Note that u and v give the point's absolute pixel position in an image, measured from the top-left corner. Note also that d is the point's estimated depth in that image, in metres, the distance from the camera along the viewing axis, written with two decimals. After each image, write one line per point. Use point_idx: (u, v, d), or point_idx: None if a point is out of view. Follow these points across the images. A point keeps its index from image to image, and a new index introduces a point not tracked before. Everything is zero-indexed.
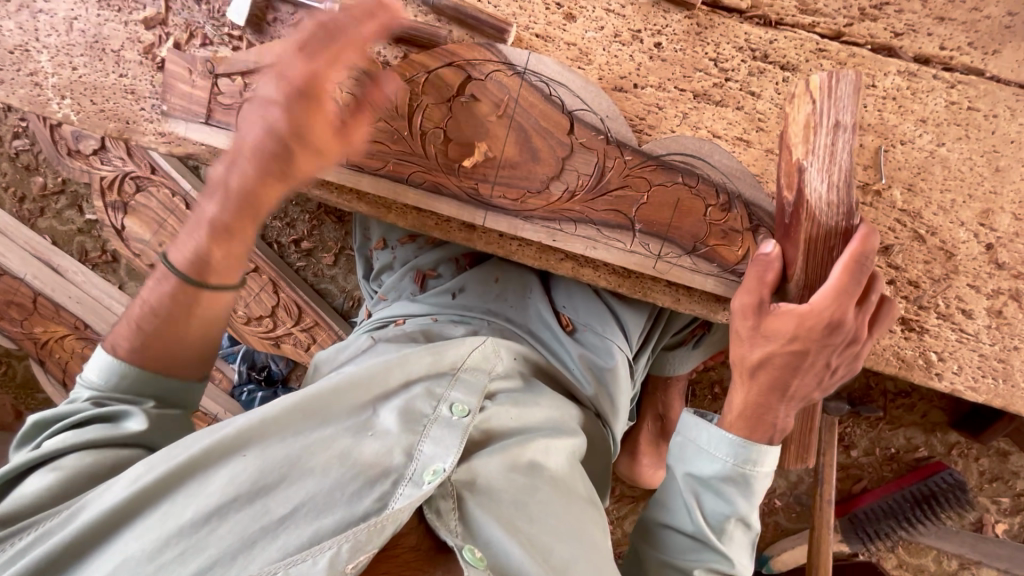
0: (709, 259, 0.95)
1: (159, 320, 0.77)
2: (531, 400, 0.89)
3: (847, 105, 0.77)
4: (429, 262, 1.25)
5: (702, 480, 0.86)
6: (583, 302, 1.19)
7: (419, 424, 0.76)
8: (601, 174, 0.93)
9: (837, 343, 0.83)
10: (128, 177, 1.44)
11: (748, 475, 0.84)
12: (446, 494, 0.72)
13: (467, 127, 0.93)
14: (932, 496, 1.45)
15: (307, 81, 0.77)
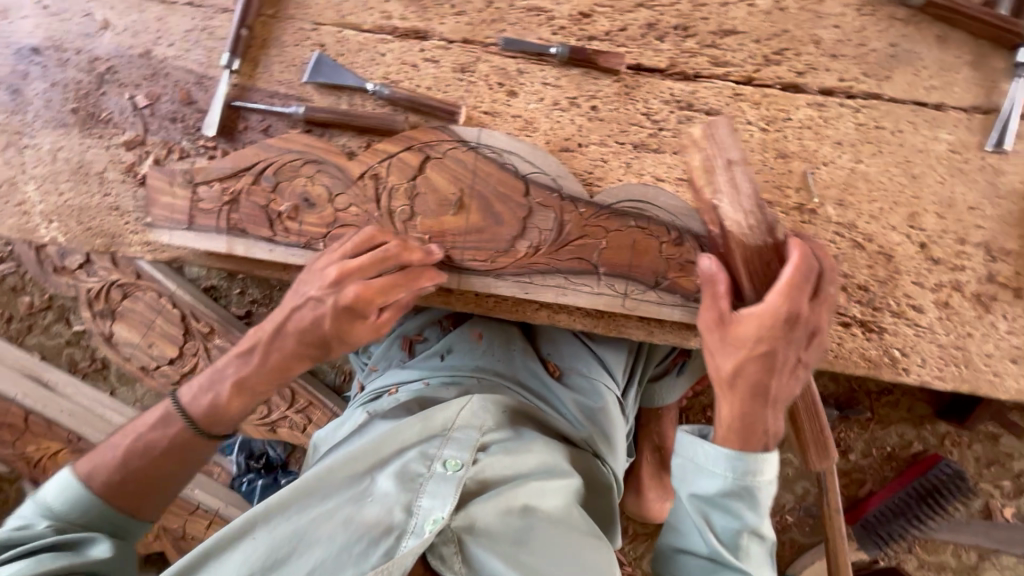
0: (673, 291, 1.02)
1: (151, 457, 0.91)
2: (521, 444, 0.93)
3: (729, 147, 0.90)
4: (416, 327, 1.33)
5: (705, 499, 0.88)
6: (566, 347, 1.25)
7: (415, 482, 0.84)
8: (560, 227, 1.01)
9: (799, 337, 0.87)
10: (114, 285, 1.48)
11: (751, 486, 0.86)
12: (448, 540, 0.81)
13: (432, 201, 1.01)
14: (934, 489, 1.48)
15: (339, 285, 0.94)
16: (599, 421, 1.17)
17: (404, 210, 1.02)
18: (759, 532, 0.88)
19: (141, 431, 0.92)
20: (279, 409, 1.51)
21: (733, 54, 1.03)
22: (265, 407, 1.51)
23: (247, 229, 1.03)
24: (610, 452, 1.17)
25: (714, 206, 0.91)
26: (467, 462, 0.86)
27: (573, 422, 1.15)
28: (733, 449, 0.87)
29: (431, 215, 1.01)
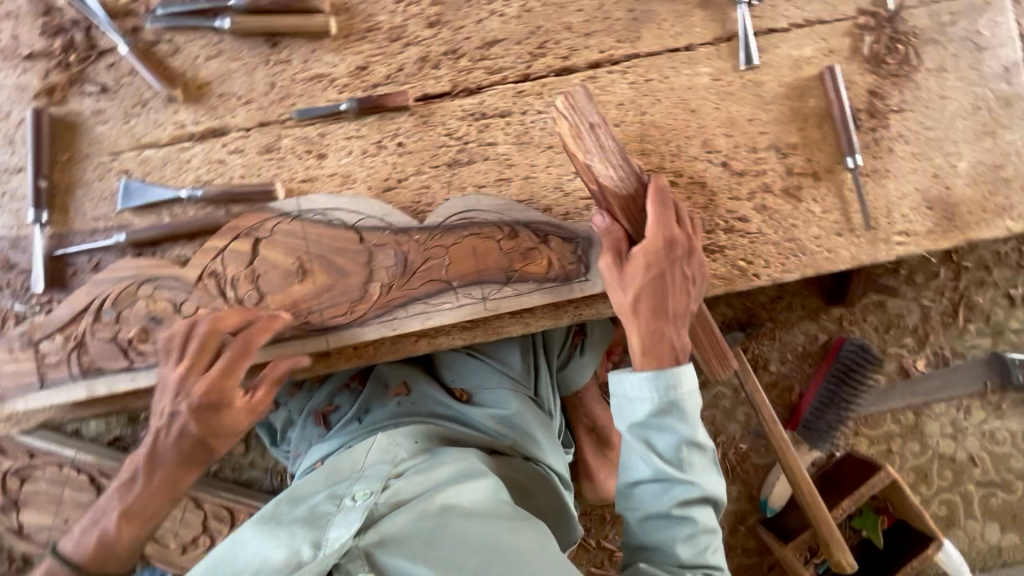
0: (526, 280, 1.08)
1: None
2: (432, 459, 0.99)
3: (589, 109, 0.95)
4: (324, 400, 1.32)
5: (642, 425, 0.92)
6: (468, 367, 1.28)
7: (324, 519, 0.86)
8: (404, 259, 1.06)
9: (680, 257, 0.97)
10: (10, 473, 1.41)
11: (675, 399, 0.91)
12: (354, 557, 0.81)
13: (276, 277, 1.04)
14: (849, 369, 1.58)
15: (185, 386, 0.94)
16: (517, 422, 1.20)
17: (252, 294, 1.04)
18: (698, 442, 0.92)
19: None
20: (223, 533, 1.45)
21: (503, 60, 1.14)
22: (207, 537, 1.45)
23: (103, 367, 1.02)
24: (537, 448, 1.20)
25: (587, 166, 0.96)
26: (376, 491, 0.89)
27: (493, 432, 1.18)
28: (654, 370, 0.92)
29: (278, 290, 1.04)
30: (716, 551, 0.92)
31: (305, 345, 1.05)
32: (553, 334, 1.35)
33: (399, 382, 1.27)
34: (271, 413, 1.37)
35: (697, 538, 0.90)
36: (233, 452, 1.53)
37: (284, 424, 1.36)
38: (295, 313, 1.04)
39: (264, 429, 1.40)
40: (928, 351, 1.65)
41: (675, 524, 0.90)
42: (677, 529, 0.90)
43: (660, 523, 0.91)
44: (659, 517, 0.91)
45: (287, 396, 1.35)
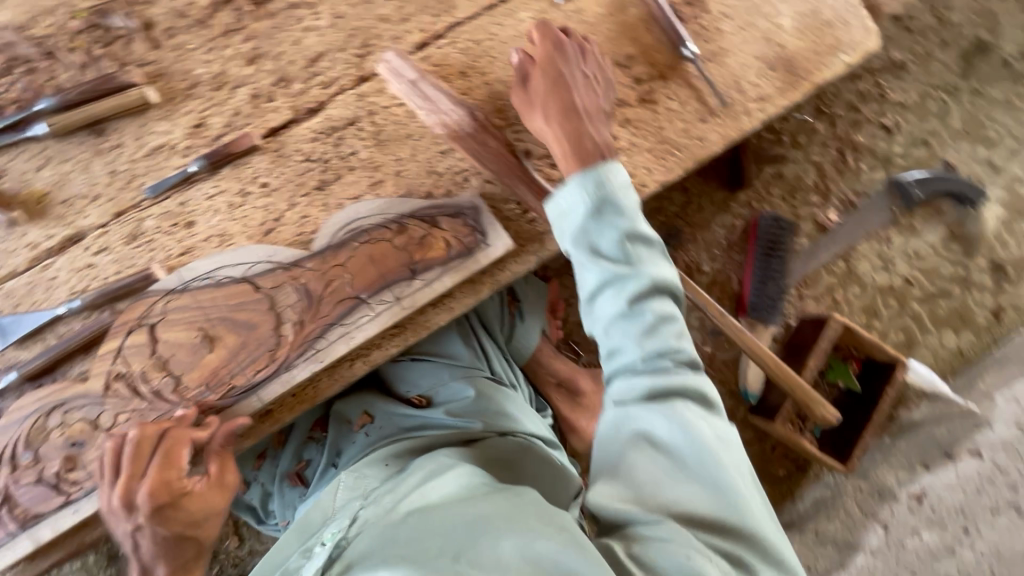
0: (431, 266, 1.08)
1: None
2: (394, 480, 0.99)
3: (406, 67, 1.12)
4: (293, 459, 1.27)
5: (584, 228, 0.89)
6: (420, 373, 1.27)
7: (297, 571, 0.86)
8: (307, 291, 1.04)
9: (574, 60, 1.08)
10: None
11: (609, 194, 0.89)
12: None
13: (184, 354, 1.01)
14: (771, 241, 1.67)
15: (135, 501, 0.91)
16: (483, 405, 1.20)
17: (166, 380, 1.00)
18: (639, 234, 0.88)
19: None
20: None
21: (333, 71, 1.14)
22: None
23: (38, 510, 0.96)
24: (509, 422, 1.20)
25: (422, 121, 1.13)
26: (343, 529, 0.89)
27: (462, 423, 1.17)
28: (586, 173, 0.90)
29: (192, 366, 1.01)
30: (685, 349, 0.85)
31: (239, 411, 1.01)
32: (488, 312, 1.35)
33: (359, 413, 1.25)
34: (245, 493, 1.31)
35: (661, 331, 0.84)
36: (228, 548, 1.47)
37: (262, 499, 1.31)
38: (217, 382, 1.01)
39: (245, 511, 1.34)
40: (834, 201, 1.75)
41: (634, 322, 0.84)
42: (636, 327, 0.84)
43: (621, 326, 0.85)
44: (620, 320, 0.85)
45: (254, 470, 1.30)
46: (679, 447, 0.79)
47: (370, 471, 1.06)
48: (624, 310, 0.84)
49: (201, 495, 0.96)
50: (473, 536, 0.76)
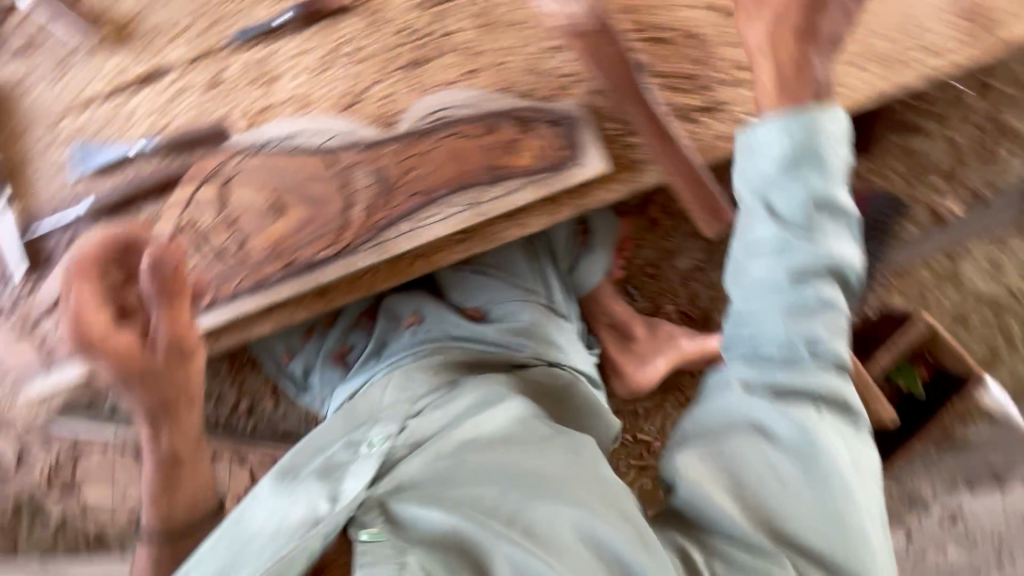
0: (515, 174, 0.99)
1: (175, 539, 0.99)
2: (439, 395, 0.97)
3: None
4: (337, 341, 1.30)
5: (773, 178, 0.75)
6: (475, 286, 1.24)
7: (338, 471, 0.82)
8: (382, 175, 0.99)
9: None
10: (61, 459, 1.47)
11: (818, 137, 0.74)
12: (370, 508, 0.79)
13: (251, 217, 0.99)
14: (874, 220, 1.50)
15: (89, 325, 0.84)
16: (535, 331, 1.17)
17: (230, 241, 0.99)
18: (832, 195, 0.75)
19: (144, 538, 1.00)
20: None
21: None
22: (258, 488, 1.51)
23: None
24: (557, 354, 1.16)
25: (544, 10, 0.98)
26: (393, 433, 0.87)
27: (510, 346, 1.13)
28: (786, 113, 0.75)
29: (257, 231, 0.99)
30: (830, 343, 0.75)
31: (295, 285, 0.99)
32: (557, 235, 1.28)
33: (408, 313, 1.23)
34: (289, 363, 1.36)
35: (811, 320, 0.74)
36: (263, 409, 1.54)
37: (302, 372, 1.35)
38: (278, 251, 0.98)
39: (285, 379, 1.38)
40: (959, 189, 1.54)
41: (788, 298, 0.74)
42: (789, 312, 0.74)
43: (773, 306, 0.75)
44: (774, 293, 0.75)
45: (301, 344, 1.34)
46: (802, 469, 0.74)
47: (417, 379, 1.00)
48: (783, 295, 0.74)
49: (171, 313, 0.88)
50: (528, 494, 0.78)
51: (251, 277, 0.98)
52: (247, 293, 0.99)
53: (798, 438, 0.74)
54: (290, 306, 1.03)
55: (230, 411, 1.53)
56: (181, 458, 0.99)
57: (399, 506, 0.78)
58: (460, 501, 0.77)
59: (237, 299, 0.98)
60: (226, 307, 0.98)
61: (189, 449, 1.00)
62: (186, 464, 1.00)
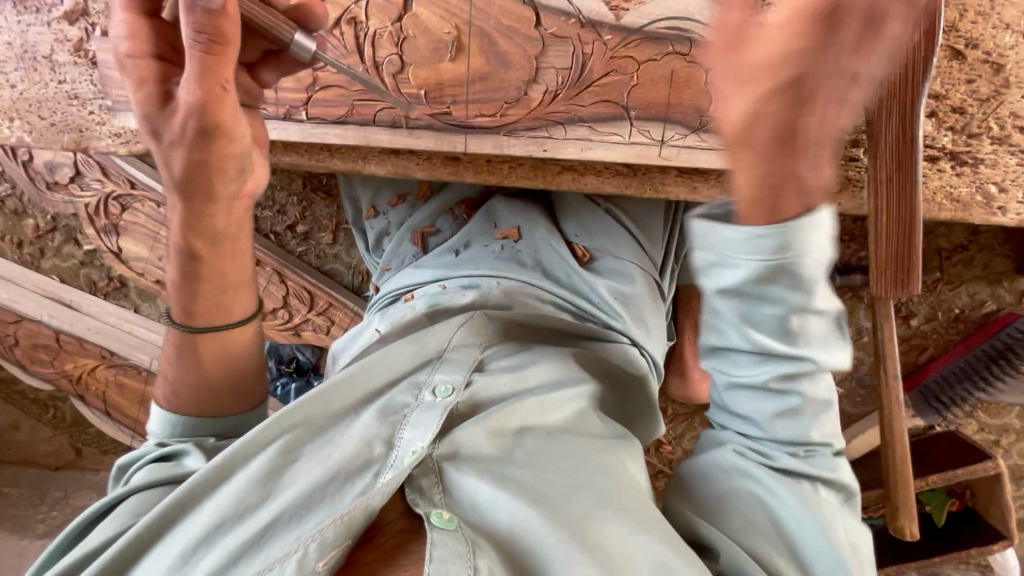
0: (720, 132, 0.85)
1: (196, 388, 0.82)
2: (508, 359, 0.89)
3: None
4: (425, 220, 1.19)
5: (733, 292, 0.56)
6: (594, 230, 1.09)
7: (398, 415, 0.78)
8: (581, 64, 0.83)
9: None
10: (111, 198, 1.41)
11: (783, 265, 0.52)
12: (428, 471, 0.72)
13: (422, 43, 0.84)
14: (1008, 350, 1.32)
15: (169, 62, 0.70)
16: (636, 305, 1.05)
17: (393, 60, 0.85)
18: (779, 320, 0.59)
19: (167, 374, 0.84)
20: (302, 312, 1.48)
21: None
22: (287, 311, 1.49)
23: None
24: (648, 338, 1.04)
25: None
26: (458, 386, 0.81)
27: (609, 313, 1.01)
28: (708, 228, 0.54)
29: (425, 64, 0.85)
30: (826, 435, 0.67)
31: (438, 142, 0.89)
32: None
33: (509, 226, 1.10)
34: (367, 221, 1.27)
35: (803, 417, 0.65)
36: (320, 240, 1.47)
37: (377, 233, 1.25)
38: (435, 97, 0.86)
39: (359, 232, 1.31)
40: None
41: (774, 398, 0.65)
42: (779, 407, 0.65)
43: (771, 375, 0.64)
44: (758, 392, 0.65)
45: (387, 205, 1.24)
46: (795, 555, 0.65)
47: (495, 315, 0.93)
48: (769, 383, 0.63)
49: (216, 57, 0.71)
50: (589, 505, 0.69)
51: (397, 113, 0.88)
52: (386, 126, 0.89)
53: (793, 516, 0.65)
54: (416, 160, 0.94)
55: (287, 226, 1.46)
56: (211, 255, 0.79)
57: (455, 475, 0.72)
58: (512, 486, 0.70)
59: (372, 126, 0.90)
60: (356, 128, 0.90)
61: (216, 245, 0.79)
62: (216, 262, 0.80)
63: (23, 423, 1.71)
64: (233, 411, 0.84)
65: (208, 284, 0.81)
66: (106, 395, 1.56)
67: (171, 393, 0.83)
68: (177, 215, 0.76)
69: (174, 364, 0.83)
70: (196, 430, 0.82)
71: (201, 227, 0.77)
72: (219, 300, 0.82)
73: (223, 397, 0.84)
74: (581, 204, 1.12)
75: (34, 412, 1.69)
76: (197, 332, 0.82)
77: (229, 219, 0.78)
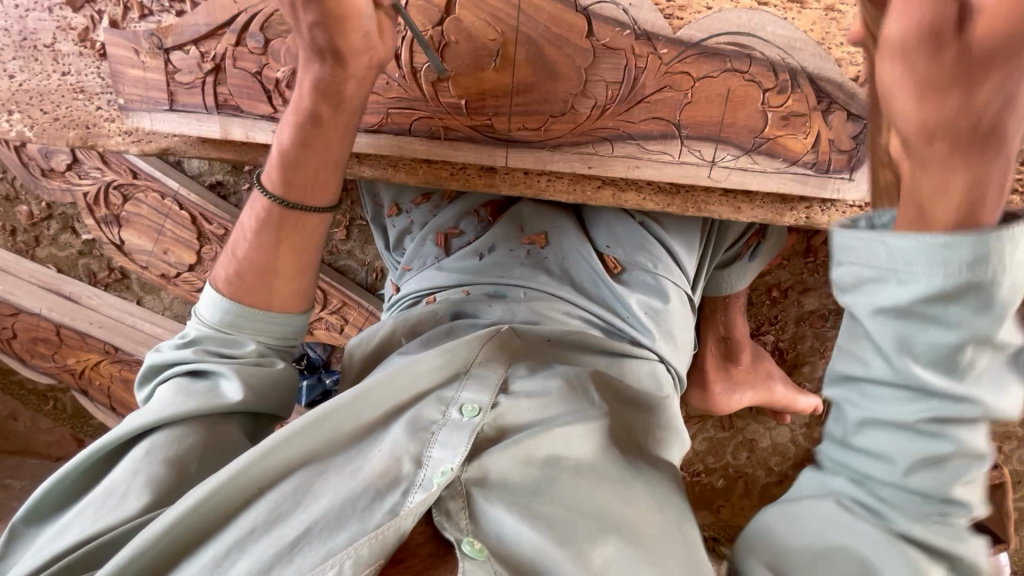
0: (772, 155, 0.82)
1: (262, 264, 0.79)
2: (540, 374, 0.81)
3: None
4: (449, 221, 1.11)
5: (900, 311, 0.45)
6: (627, 236, 1.02)
7: (427, 431, 0.71)
8: (633, 79, 0.79)
9: None
10: (111, 187, 1.33)
11: (990, 277, 0.42)
12: (456, 493, 0.67)
13: (464, 49, 0.79)
14: None
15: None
16: (667, 321, 0.98)
17: (432, 67, 0.80)
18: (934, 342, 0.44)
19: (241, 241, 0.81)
20: (314, 310, 1.45)
21: None
22: None
23: (241, 107, 0.84)
24: (677, 358, 0.98)
25: None
26: (487, 406, 0.74)
27: (638, 328, 0.94)
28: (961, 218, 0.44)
29: (466, 72, 0.80)
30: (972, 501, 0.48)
31: (476, 154, 0.86)
32: (735, 223, 1.08)
33: (537, 231, 1.03)
34: (388, 218, 1.22)
35: (943, 469, 0.47)
36: (332, 236, 1.41)
37: (399, 233, 1.20)
38: (477, 108, 0.82)
39: (378, 229, 1.25)
40: None
41: (910, 440, 0.48)
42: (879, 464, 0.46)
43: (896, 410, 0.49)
44: (885, 429, 0.49)
45: (411, 204, 1.18)
46: None
47: (523, 332, 0.87)
48: (916, 415, 0.47)
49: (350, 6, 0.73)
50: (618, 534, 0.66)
51: (436, 123, 0.84)
52: (424, 137, 0.86)
53: None
54: (449, 170, 0.89)
55: None
56: (326, 123, 0.77)
57: (482, 502, 0.66)
58: (539, 521, 0.64)
59: (407, 137, 0.86)
60: (389, 138, 0.87)
61: (338, 110, 0.77)
62: (324, 135, 0.77)
63: (21, 414, 1.67)
64: (287, 312, 0.81)
65: (312, 156, 0.78)
66: (111, 389, 1.54)
67: (230, 274, 0.80)
68: (309, 78, 0.74)
69: (251, 239, 0.79)
70: (242, 327, 0.78)
71: (328, 90, 0.74)
72: (315, 179, 0.79)
73: (286, 282, 0.80)
74: (615, 211, 1.05)
75: (33, 404, 1.64)
76: (287, 208, 0.79)
77: (356, 90, 0.76)
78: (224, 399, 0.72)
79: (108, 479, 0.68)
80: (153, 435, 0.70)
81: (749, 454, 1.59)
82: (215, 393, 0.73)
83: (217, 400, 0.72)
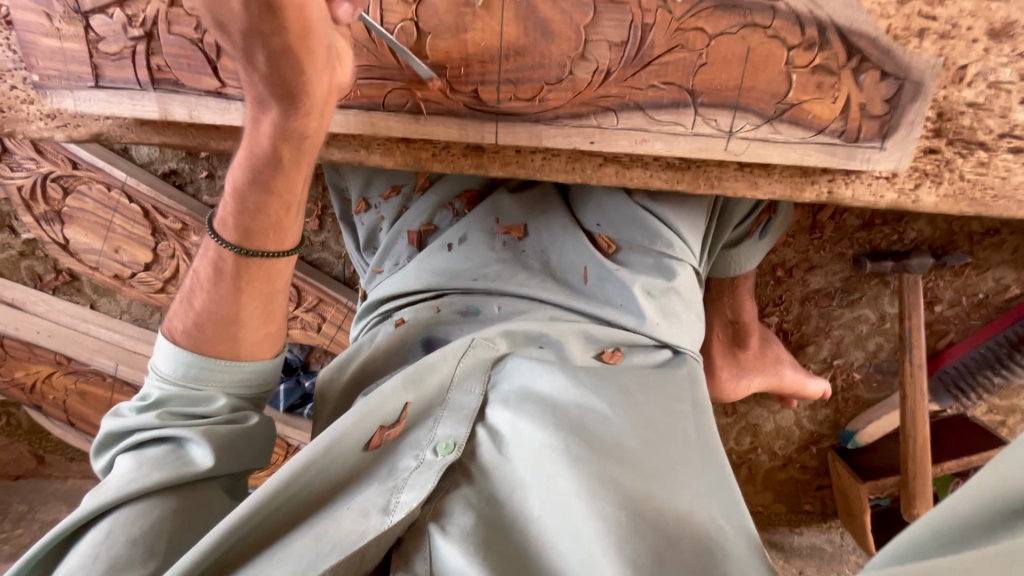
0: (797, 122, 0.72)
1: (224, 321, 0.73)
2: (515, 383, 0.75)
3: None
4: (421, 216, 1.01)
5: None
6: (616, 213, 0.91)
7: (398, 476, 0.66)
8: (640, 38, 0.68)
9: None
10: (49, 180, 1.18)
11: None
12: (417, 534, 0.63)
13: (443, 6, 0.67)
14: None
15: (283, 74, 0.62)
16: (670, 301, 0.87)
17: (405, 28, 0.69)
18: None
19: (198, 295, 0.75)
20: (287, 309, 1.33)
21: None
22: None
23: (181, 81, 0.71)
24: (686, 339, 0.87)
25: None
26: (464, 440, 0.69)
27: (630, 309, 0.84)
28: None
29: (447, 33, 0.69)
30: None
31: (461, 132, 0.75)
32: (744, 201, 0.98)
33: (514, 221, 0.93)
34: (357, 215, 1.10)
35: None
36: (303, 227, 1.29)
37: (369, 230, 1.09)
38: (461, 78, 0.71)
39: (347, 228, 1.14)
40: None
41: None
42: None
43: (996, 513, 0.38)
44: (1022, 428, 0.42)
45: (380, 198, 1.06)
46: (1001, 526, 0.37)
47: (498, 335, 0.79)
48: None
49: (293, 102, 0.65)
50: (582, 550, 0.57)
51: (411, 97, 0.73)
52: (399, 112, 0.75)
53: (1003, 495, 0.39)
54: (430, 150, 0.79)
55: None
56: (290, 171, 0.71)
57: (439, 540, 0.61)
58: (489, 551, 0.59)
59: (381, 112, 0.75)
60: (359, 114, 0.76)
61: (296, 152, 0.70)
62: (288, 174, 0.71)
63: None
64: (259, 359, 0.76)
65: (274, 203, 0.73)
66: (67, 401, 1.41)
67: (191, 325, 0.74)
68: (267, 120, 0.67)
69: (210, 288, 0.74)
70: (206, 386, 0.73)
71: (290, 131, 0.67)
72: (278, 224, 0.74)
73: (252, 339, 0.75)
74: (607, 189, 0.93)
75: None
76: (250, 257, 0.73)
77: (320, 122, 0.68)
78: (193, 467, 0.66)
79: (74, 559, 0.60)
80: (120, 505, 0.63)
81: (752, 439, 1.55)
82: (183, 458, 0.67)
83: (184, 467, 0.66)
